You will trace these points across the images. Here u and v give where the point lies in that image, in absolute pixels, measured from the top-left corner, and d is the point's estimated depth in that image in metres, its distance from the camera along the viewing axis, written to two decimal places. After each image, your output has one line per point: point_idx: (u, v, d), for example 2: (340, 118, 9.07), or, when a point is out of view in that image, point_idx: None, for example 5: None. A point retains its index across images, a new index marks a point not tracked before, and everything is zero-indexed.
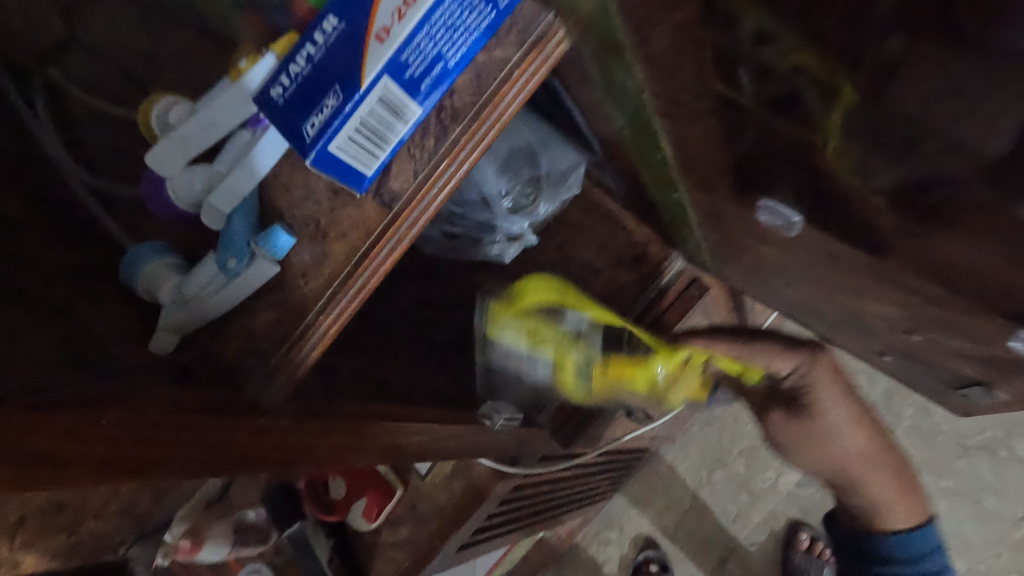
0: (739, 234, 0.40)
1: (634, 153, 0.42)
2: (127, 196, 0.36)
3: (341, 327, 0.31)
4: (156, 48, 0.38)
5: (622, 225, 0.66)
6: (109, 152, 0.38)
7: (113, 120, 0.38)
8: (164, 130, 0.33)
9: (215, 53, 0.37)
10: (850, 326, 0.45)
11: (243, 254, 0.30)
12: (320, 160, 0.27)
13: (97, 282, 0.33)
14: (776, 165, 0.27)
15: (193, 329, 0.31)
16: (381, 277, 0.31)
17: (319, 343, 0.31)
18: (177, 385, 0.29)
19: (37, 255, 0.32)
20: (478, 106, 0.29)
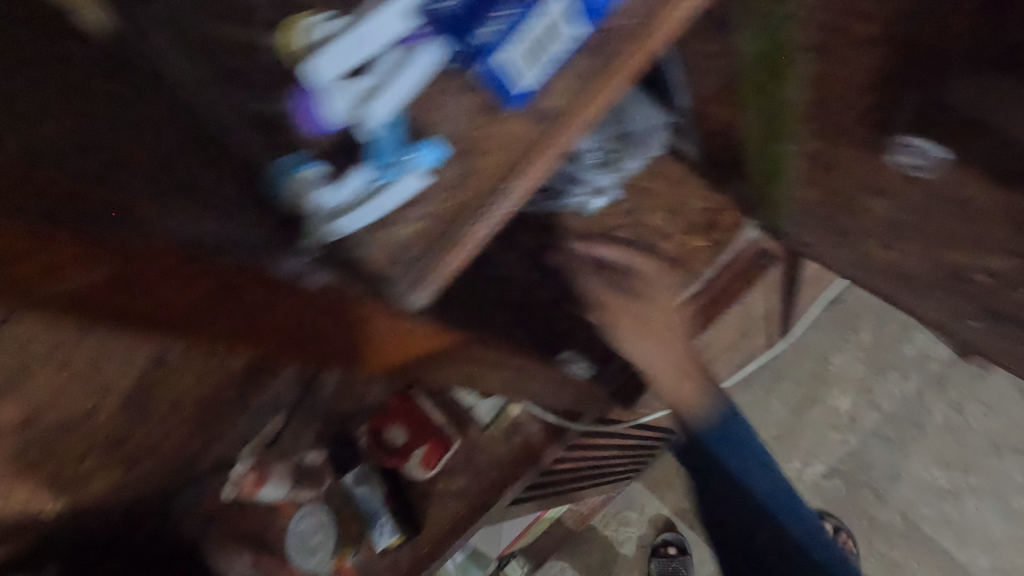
0: (854, 169, 0.42)
1: (748, 95, 0.43)
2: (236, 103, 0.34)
3: (487, 233, 0.35)
4: None
5: (692, 191, 0.67)
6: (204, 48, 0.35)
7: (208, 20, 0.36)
8: (303, 40, 0.32)
9: None
10: (941, 287, 0.46)
11: (398, 167, 0.34)
12: (489, 63, 0.33)
13: None
14: (960, 58, 0.30)
15: (349, 230, 0.35)
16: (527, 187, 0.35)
17: (468, 248, 0.35)
18: None
19: None
20: (633, 28, 0.33)
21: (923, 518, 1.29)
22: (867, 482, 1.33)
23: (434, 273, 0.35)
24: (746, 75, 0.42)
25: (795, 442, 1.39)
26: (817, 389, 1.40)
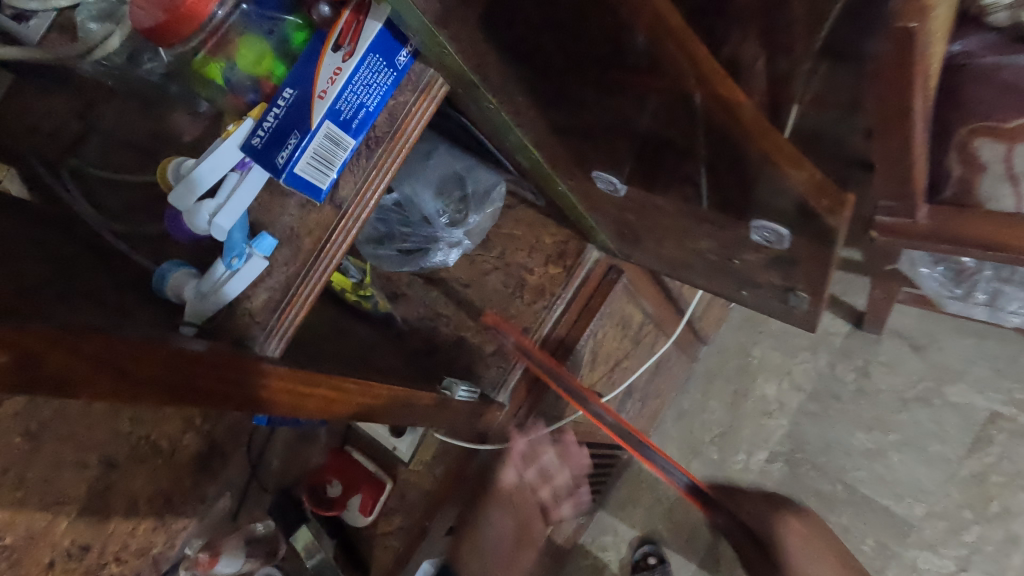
0: (609, 208, 0.54)
1: (526, 164, 0.57)
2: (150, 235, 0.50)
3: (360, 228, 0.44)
4: (166, 145, 0.55)
5: (546, 230, 0.80)
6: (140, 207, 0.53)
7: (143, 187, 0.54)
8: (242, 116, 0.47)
9: (201, 141, 0.53)
10: (710, 271, 0.58)
11: (242, 254, 0.43)
12: (290, 179, 0.41)
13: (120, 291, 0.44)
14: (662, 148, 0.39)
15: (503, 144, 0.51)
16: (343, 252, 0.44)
17: (329, 266, 0.44)
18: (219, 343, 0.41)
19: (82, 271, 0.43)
20: (391, 133, 0.43)
21: (861, 482, 1.35)
22: (807, 458, 1.40)
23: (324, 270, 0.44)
24: (527, 159, 0.55)
25: (738, 435, 1.48)
26: (744, 384, 1.49)
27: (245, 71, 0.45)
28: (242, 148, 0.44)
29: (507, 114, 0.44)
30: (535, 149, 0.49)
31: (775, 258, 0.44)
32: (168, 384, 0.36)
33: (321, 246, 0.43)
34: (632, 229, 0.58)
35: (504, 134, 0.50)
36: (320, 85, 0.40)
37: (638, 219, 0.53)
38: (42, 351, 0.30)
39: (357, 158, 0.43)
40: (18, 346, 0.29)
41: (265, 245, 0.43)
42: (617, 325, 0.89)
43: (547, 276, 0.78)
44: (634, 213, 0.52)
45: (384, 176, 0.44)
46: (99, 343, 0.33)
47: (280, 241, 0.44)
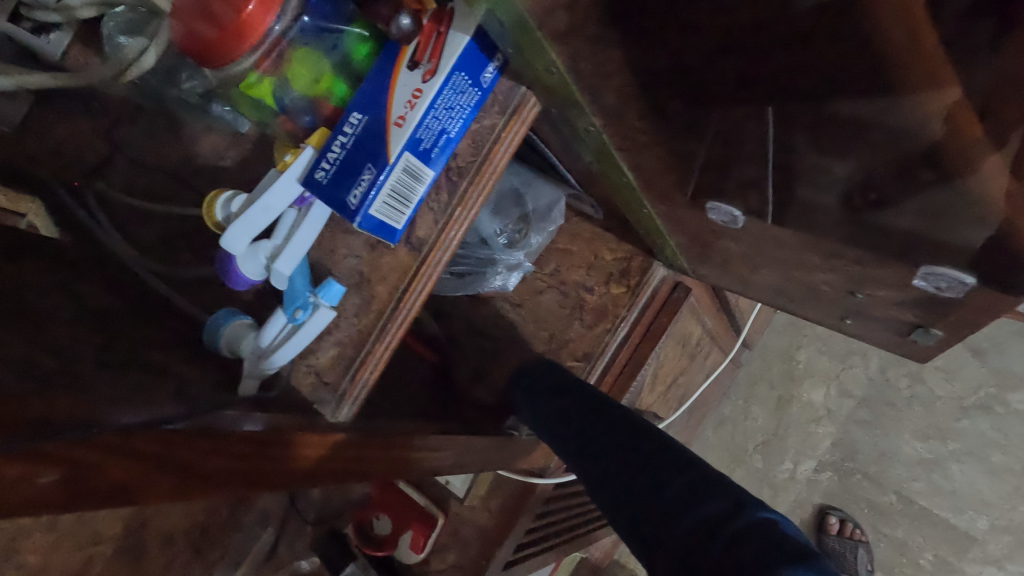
0: (703, 234, 0.48)
1: (606, 183, 0.50)
2: None
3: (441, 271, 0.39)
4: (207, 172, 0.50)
5: (605, 245, 0.74)
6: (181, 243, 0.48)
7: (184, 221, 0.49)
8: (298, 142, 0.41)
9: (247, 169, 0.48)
10: (813, 299, 0.52)
11: (306, 305, 0.38)
12: (364, 222, 0.35)
13: (168, 348, 0.39)
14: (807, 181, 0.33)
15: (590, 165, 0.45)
16: (423, 300, 0.38)
17: (406, 319, 0.38)
18: (287, 413, 0.36)
19: (126, 326, 0.38)
20: (477, 163, 0.37)
21: (918, 493, 1.30)
22: (858, 468, 1.34)
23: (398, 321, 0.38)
24: (609, 181, 0.49)
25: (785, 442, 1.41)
26: (789, 390, 1.42)
27: (301, 93, 0.40)
28: (303, 181, 0.38)
29: (606, 138, 0.38)
30: (629, 173, 0.43)
31: (922, 299, 0.38)
32: (242, 476, 0.30)
33: (397, 296, 0.38)
34: (724, 255, 0.52)
35: (593, 156, 0.44)
36: (396, 109, 0.34)
37: (738, 247, 0.47)
38: (106, 462, 0.25)
39: (438, 192, 0.37)
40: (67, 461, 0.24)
41: (332, 293, 0.37)
42: (679, 342, 0.82)
43: (609, 296, 0.72)
44: (736, 242, 0.45)
45: (469, 212, 0.38)
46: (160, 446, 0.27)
47: (348, 287, 0.38)
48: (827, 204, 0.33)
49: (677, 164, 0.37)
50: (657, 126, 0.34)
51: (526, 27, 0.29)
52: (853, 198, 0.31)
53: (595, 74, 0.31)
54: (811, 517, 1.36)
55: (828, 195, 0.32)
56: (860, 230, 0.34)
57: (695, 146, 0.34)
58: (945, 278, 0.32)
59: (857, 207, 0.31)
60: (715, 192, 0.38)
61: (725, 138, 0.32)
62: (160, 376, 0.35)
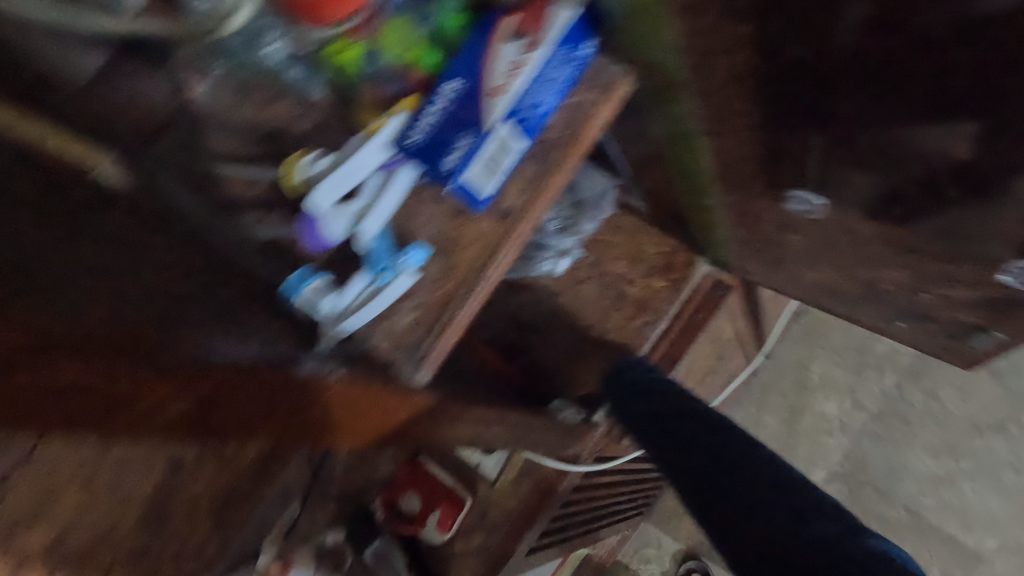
0: (767, 226, 0.49)
1: (672, 171, 0.51)
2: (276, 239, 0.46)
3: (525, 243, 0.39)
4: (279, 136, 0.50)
5: (649, 239, 0.74)
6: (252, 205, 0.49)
7: None
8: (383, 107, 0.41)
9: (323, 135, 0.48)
10: (868, 299, 0.52)
11: (389, 268, 0.38)
12: (457, 186, 0.36)
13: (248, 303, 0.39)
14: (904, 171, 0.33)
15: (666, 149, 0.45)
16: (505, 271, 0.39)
17: (487, 287, 0.38)
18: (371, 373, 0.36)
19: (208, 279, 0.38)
20: (569, 137, 0.37)
21: (927, 509, 1.30)
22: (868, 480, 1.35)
23: (480, 291, 0.38)
24: (675, 170, 0.49)
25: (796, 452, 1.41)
26: (803, 399, 1.42)
27: (389, 61, 0.40)
28: (393, 146, 0.39)
29: (697, 120, 0.39)
30: (706, 159, 0.43)
31: (995, 299, 0.39)
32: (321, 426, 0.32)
33: (481, 265, 0.38)
34: (783, 249, 0.52)
35: (670, 141, 0.44)
36: (497, 78, 0.35)
37: (802, 242, 0.48)
38: None
39: (527, 164, 0.38)
40: (92, 389, 0.25)
41: (417, 256, 0.38)
42: (711, 341, 0.83)
43: (649, 290, 0.73)
44: (805, 235, 0.46)
45: (557, 186, 0.38)
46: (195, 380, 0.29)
47: (433, 252, 0.39)
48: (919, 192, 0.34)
49: (768, 149, 0.37)
50: (758, 107, 0.34)
51: None
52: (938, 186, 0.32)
53: (709, 50, 0.32)
54: None
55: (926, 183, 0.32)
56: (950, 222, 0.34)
57: (795, 127, 0.34)
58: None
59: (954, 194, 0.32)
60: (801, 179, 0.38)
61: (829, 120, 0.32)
62: (249, 327, 0.35)
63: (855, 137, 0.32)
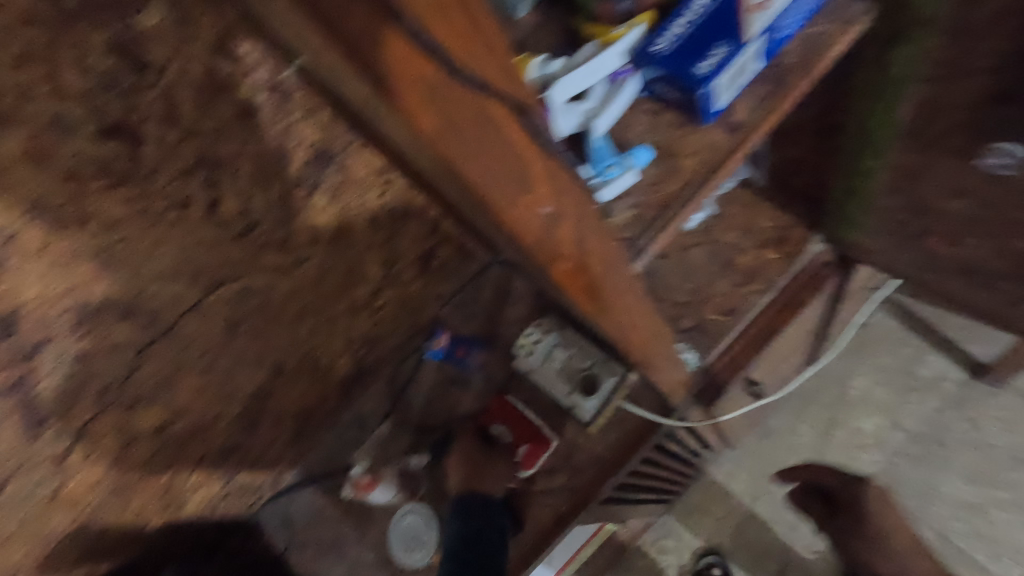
0: (932, 192, 0.51)
1: (842, 132, 0.54)
2: None
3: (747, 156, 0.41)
4: None
5: (764, 213, 0.77)
6: None
7: None
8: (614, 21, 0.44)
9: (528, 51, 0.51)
10: (1009, 279, 0.55)
11: (620, 164, 0.41)
12: (705, 91, 0.38)
13: None
14: None
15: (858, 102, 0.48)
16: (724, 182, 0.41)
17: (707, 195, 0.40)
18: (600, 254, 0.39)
19: None
20: (804, 63, 0.40)
21: (956, 533, 1.32)
22: (899, 499, 1.37)
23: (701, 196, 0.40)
24: (850, 128, 0.52)
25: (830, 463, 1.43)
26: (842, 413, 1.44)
27: None
28: (632, 54, 0.42)
29: (922, 65, 0.41)
30: (901, 113, 0.46)
31: None
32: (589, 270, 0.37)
33: (706, 171, 0.40)
34: (933, 220, 0.55)
35: (864, 94, 0.47)
36: None
37: (968, 209, 0.50)
38: None
39: (760, 84, 0.40)
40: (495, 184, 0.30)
41: (644, 157, 0.41)
42: (801, 325, 0.86)
43: (761, 261, 0.75)
44: (973, 202, 0.49)
45: (787, 107, 0.40)
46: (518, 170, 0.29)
47: (656, 156, 0.41)
48: None
49: (988, 99, 0.40)
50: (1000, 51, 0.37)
51: None
52: None
53: None
54: None
55: None
56: None
57: None
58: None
59: None
60: (1010, 134, 0.41)
61: None
62: None
63: None
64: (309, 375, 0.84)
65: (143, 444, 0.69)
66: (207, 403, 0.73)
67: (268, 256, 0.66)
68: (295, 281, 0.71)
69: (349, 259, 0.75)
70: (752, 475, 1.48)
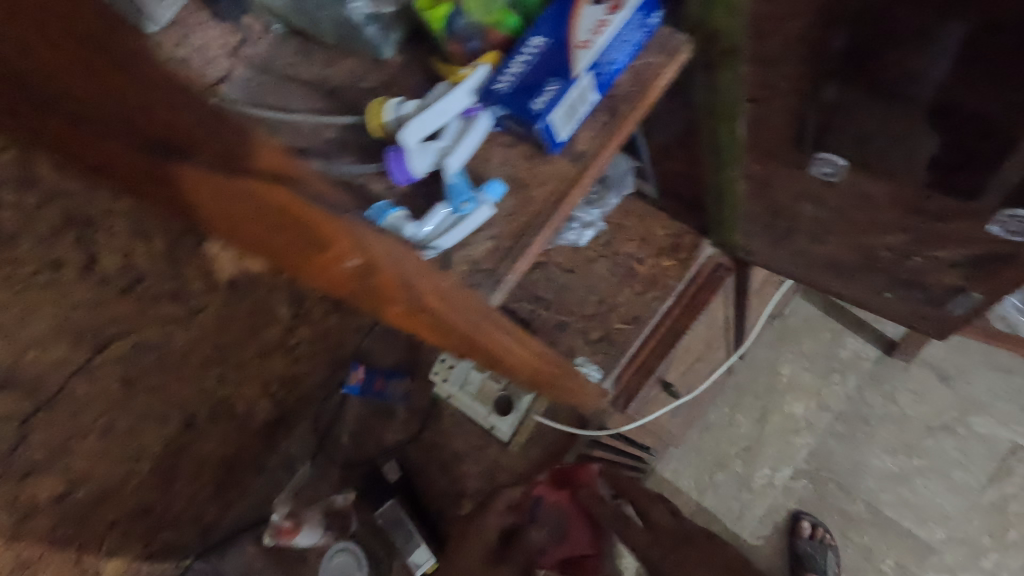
0: (783, 197, 0.55)
1: (700, 147, 0.57)
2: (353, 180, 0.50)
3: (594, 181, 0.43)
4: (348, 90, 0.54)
5: (658, 223, 0.81)
6: (320, 150, 0.52)
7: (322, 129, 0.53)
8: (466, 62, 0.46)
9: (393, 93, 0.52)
10: (864, 270, 0.59)
11: (472, 199, 0.42)
12: (543, 126, 0.40)
13: None
14: (918, 134, 0.40)
15: (703, 120, 0.51)
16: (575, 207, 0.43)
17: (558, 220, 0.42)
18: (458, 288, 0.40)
19: None
20: (637, 92, 0.43)
21: (885, 504, 1.39)
22: (831, 477, 1.43)
23: (552, 222, 0.42)
24: (704, 144, 0.55)
25: (767, 449, 1.48)
26: (773, 400, 1.51)
27: (473, 20, 0.45)
28: (479, 94, 0.44)
29: (742, 89, 0.44)
30: (740, 131, 0.49)
31: (979, 254, 0.46)
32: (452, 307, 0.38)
33: (556, 198, 0.42)
34: (792, 222, 0.59)
35: (706, 114, 0.51)
36: (583, 34, 0.40)
37: (815, 211, 0.54)
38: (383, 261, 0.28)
39: (598, 114, 0.43)
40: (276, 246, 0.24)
41: (496, 190, 0.42)
42: (707, 324, 0.89)
43: (658, 269, 0.79)
44: (818, 205, 0.53)
45: (626, 132, 0.43)
46: (271, 228, 0.22)
47: (508, 189, 0.43)
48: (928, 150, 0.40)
49: (803, 116, 0.43)
50: (799, 74, 0.40)
51: None
52: (940, 143, 0.39)
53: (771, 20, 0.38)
54: (784, 521, 1.43)
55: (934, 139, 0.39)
56: (953, 176, 0.41)
57: (830, 93, 0.40)
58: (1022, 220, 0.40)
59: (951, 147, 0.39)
60: (827, 144, 0.45)
61: (859, 86, 0.38)
62: None
63: (883, 102, 0.39)
64: (224, 424, 0.81)
65: (37, 519, 0.65)
66: (109, 467, 0.70)
67: (158, 308, 0.64)
68: (194, 330, 0.70)
69: (252, 302, 0.75)
70: (697, 469, 1.49)
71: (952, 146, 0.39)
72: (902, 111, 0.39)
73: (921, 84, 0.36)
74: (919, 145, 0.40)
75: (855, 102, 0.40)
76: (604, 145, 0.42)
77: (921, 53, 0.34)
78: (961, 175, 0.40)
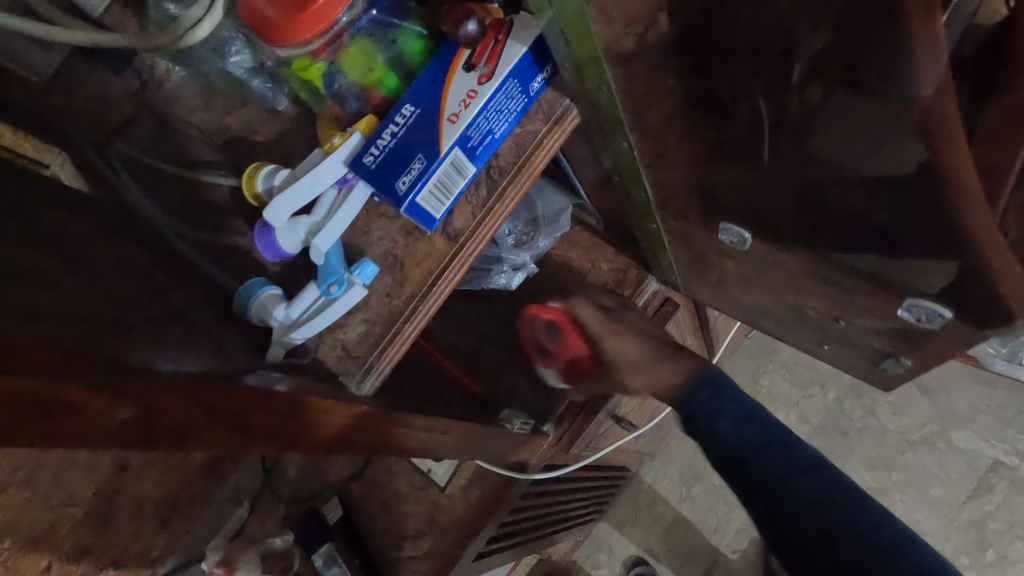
0: (706, 251, 0.52)
1: (621, 196, 0.54)
2: (238, 246, 0.47)
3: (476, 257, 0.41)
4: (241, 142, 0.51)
5: (604, 255, 0.77)
6: (208, 208, 0.49)
7: (212, 185, 0.50)
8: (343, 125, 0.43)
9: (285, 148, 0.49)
10: (797, 323, 0.56)
11: (342, 281, 0.39)
12: (410, 208, 0.38)
13: (197, 310, 0.39)
14: (817, 216, 0.36)
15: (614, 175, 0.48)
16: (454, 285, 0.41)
17: (435, 302, 0.41)
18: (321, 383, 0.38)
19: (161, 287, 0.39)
20: (517, 164, 0.40)
21: None
22: None
23: (427, 304, 0.40)
24: (622, 195, 0.52)
25: None
26: None
27: (351, 81, 0.41)
28: (349, 165, 0.40)
29: (636, 155, 0.41)
30: (649, 189, 0.46)
31: (898, 329, 0.43)
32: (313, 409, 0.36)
33: (433, 277, 0.40)
34: (721, 273, 0.55)
35: (615, 170, 0.47)
36: (451, 107, 0.37)
37: (737, 267, 0.51)
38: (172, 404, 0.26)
39: (479, 189, 0.40)
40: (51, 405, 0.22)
41: (368, 272, 0.39)
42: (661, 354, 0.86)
43: None
44: (738, 263, 0.49)
45: (506, 208, 0.41)
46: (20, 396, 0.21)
47: (382, 268, 0.41)
48: (828, 231, 0.37)
49: (703, 185, 0.40)
50: (691, 148, 0.37)
51: (596, 56, 0.33)
52: (838, 227, 0.36)
53: (651, 96, 0.34)
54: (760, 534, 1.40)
55: (833, 222, 0.36)
56: (856, 260, 0.38)
57: (724, 167, 0.37)
58: (925, 310, 0.36)
59: (848, 233, 0.36)
60: (730, 211, 0.41)
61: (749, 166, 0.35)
62: (201, 335, 0.36)
63: (778, 182, 0.35)
64: None
65: None
66: None
67: None
68: None
69: None
70: (674, 481, 1.45)
71: (850, 232, 0.36)
72: (795, 193, 0.35)
73: (809, 171, 0.33)
74: (817, 226, 0.37)
75: (753, 183, 0.37)
76: (481, 223, 0.41)
77: (801, 143, 0.31)
78: (863, 261, 0.37)
